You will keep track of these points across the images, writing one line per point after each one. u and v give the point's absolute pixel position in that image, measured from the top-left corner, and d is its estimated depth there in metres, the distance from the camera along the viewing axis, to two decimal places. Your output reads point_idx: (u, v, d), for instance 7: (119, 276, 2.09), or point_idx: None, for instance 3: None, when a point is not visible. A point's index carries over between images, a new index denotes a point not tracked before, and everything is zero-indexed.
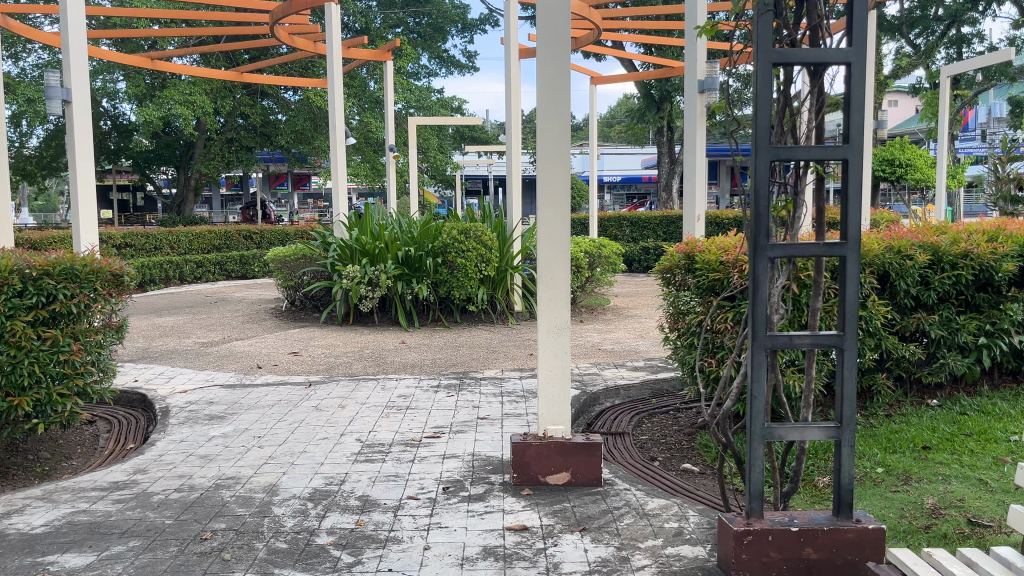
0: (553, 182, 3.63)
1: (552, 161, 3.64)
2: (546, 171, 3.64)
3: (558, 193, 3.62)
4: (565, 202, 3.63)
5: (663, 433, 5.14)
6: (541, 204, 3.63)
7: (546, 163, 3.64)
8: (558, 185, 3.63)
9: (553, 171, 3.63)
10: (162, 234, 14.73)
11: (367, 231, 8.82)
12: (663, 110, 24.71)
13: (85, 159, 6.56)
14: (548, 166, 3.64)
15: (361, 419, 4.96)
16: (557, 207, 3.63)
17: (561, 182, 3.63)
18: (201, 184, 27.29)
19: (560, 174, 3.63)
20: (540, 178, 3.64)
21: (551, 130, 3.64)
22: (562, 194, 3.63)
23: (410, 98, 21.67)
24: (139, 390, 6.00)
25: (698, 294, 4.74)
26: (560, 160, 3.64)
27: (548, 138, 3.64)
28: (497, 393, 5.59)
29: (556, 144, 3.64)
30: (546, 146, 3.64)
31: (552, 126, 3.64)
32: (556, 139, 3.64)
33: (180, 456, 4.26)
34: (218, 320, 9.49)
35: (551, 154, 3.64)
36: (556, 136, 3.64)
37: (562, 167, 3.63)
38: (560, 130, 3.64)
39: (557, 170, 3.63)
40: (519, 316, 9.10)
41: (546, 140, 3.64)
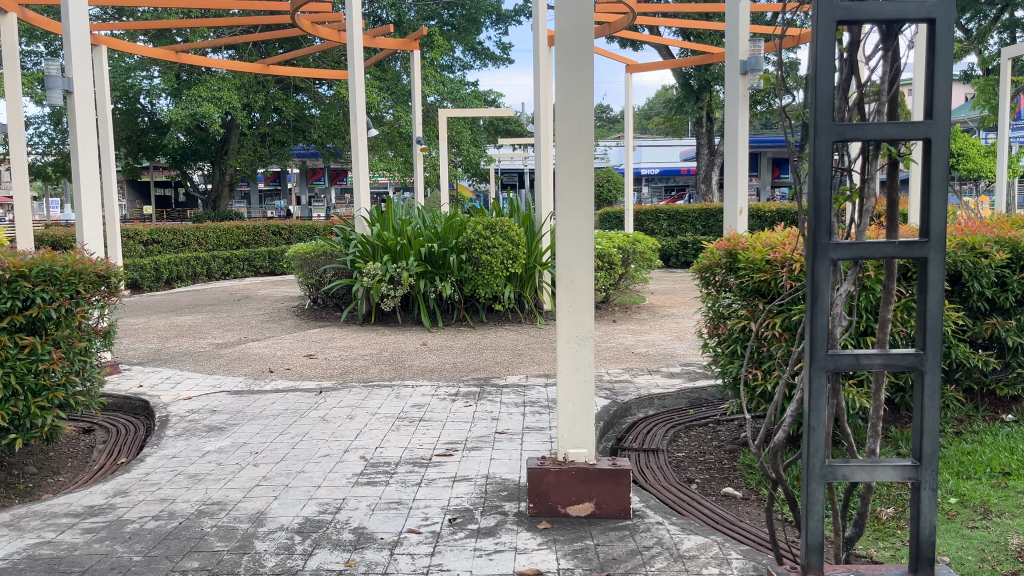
0: (573, 173, 3.20)
1: (572, 149, 3.20)
2: (564, 161, 3.20)
3: (580, 185, 3.19)
4: (587, 195, 3.19)
5: (701, 450, 4.65)
6: (559, 197, 3.20)
7: (566, 152, 3.20)
8: (580, 178, 3.20)
9: (572, 163, 3.20)
10: (190, 230, 14.55)
11: (389, 227, 8.43)
12: (702, 100, 23.99)
13: (87, 152, 6.15)
14: (567, 155, 3.20)
15: (369, 432, 4.55)
16: (578, 201, 3.20)
17: (584, 174, 3.20)
18: (236, 179, 27.26)
19: (581, 165, 3.19)
20: (558, 168, 3.21)
21: (571, 115, 3.20)
22: (584, 188, 3.20)
23: (443, 91, 21.25)
24: (142, 396, 5.67)
25: (740, 296, 4.26)
26: (582, 148, 3.19)
27: (568, 125, 3.20)
28: (520, 403, 5.13)
29: (576, 131, 3.20)
30: (565, 134, 3.20)
31: (572, 111, 3.20)
32: (576, 125, 3.20)
33: (167, 476, 3.89)
34: (238, 318, 9.20)
35: (570, 142, 3.20)
36: (577, 122, 3.20)
37: (583, 157, 3.20)
38: (583, 115, 3.19)
39: (578, 160, 3.20)
40: (548, 316, 8.65)
41: (565, 127, 3.20)
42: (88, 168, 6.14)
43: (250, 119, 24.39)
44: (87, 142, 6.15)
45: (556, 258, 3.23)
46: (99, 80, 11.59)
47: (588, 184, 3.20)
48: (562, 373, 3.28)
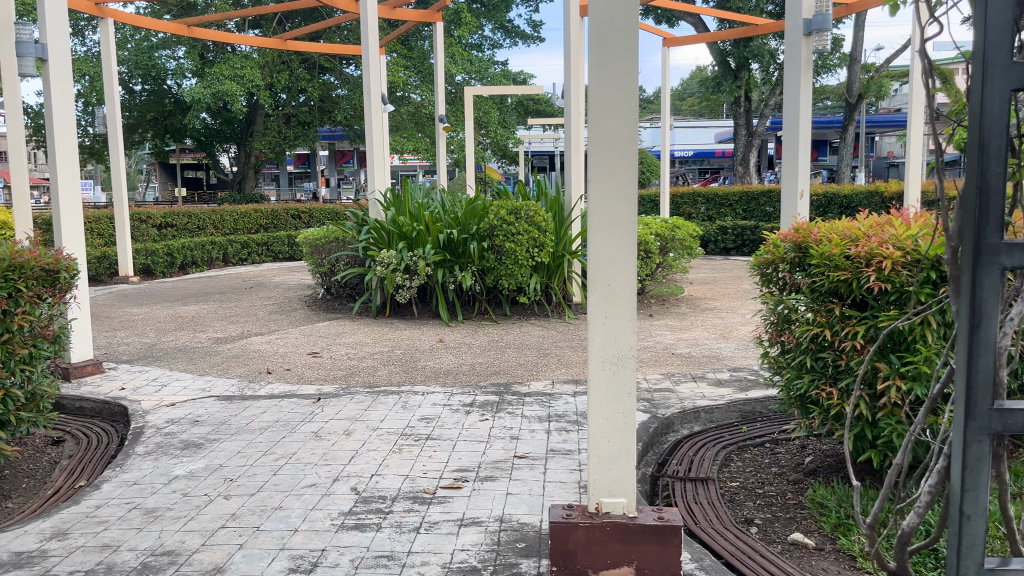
0: (612, 150, 2.50)
1: (608, 119, 2.50)
2: (599, 134, 2.51)
3: (621, 166, 2.50)
4: (631, 180, 2.49)
5: (760, 479, 3.90)
6: (594, 175, 2.51)
7: (602, 122, 2.50)
8: (620, 160, 2.50)
9: (610, 139, 2.50)
10: (206, 214, 14.00)
11: (406, 211, 7.76)
12: (741, 79, 22.92)
13: (65, 132, 5.53)
14: (604, 127, 2.50)
15: (367, 454, 3.87)
16: (617, 189, 2.50)
17: (625, 153, 2.50)
18: (262, 161, 26.77)
19: (624, 139, 2.50)
20: (591, 143, 2.52)
21: (609, 78, 2.49)
22: (626, 171, 2.50)
23: (471, 69, 20.45)
24: (121, 402, 5.08)
25: (810, 298, 3.52)
26: (624, 118, 2.50)
27: (605, 88, 2.49)
28: (544, 417, 4.44)
29: (614, 97, 2.50)
30: (601, 102, 2.50)
31: (611, 68, 2.49)
32: (615, 91, 2.49)
33: (119, 511, 3.26)
34: (245, 309, 8.60)
35: (606, 110, 2.50)
36: (616, 87, 2.49)
37: (624, 130, 2.50)
38: (627, 75, 2.49)
39: (618, 134, 2.50)
40: (578, 309, 7.89)
41: (601, 93, 2.50)
42: (66, 151, 5.53)
43: (276, 99, 23.81)
44: (64, 119, 5.53)
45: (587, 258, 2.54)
46: (107, 56, 11.01)
47: (631, 165, 2.50)
48: (594, 404, 2.59)
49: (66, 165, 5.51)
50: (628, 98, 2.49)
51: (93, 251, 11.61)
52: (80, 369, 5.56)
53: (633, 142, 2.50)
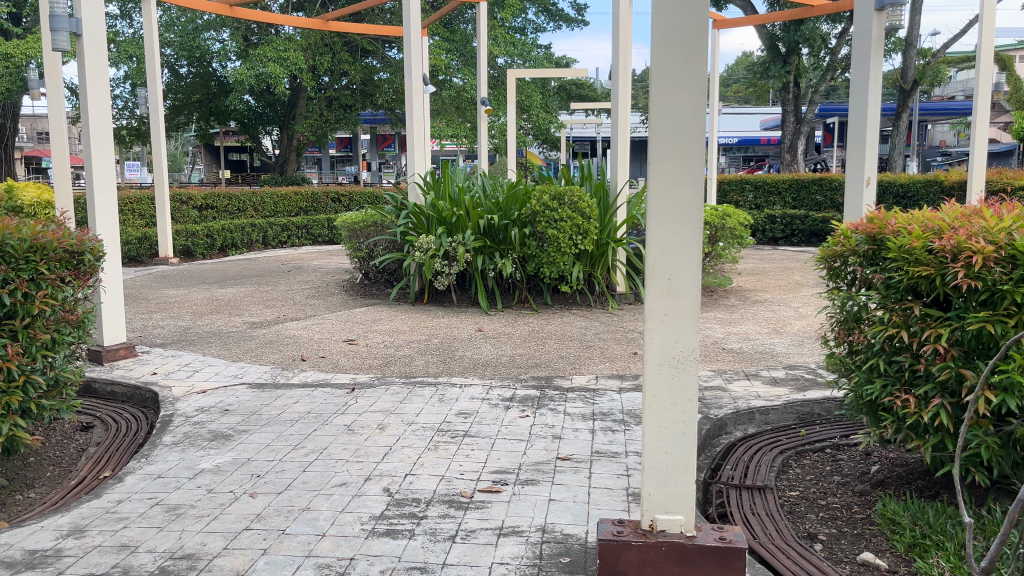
0: (675, 130, 2.25)
1: (671, 98, 2.26)
2: (661, 111, 2.27)
3: (685, 148, 2.25)
4: (697, 164, 2.25)
5: (823, 488, 3.61)
6: (654, 157, 2.27)
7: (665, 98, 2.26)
8: (685, 142, 2.25)
9: (674, 118, 2.26)
10: (246, 196, 13.95)
11: (445, 195, 7.53)
12: (790, 63, 22.26)
13: (99, 110, 5.39)
14: (668, 105, 2.26)
15: (401, 452, 3.66)
16: (679, 174, 2.26)
17: (691, 134, 2.26)
18: (304, 144, 26.80)
19: (689, 118, 2.25)
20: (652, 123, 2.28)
21: (674, 51, 2.24)
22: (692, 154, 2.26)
23: (513, 52, 20.12)
24: (152, 388, 4.95)
25: (883, 296, 3.22)
26: (691, 95, 2.24)
27: (667, 64, 2.25)
28: (588, 416, 4.18)
29: (679, 71, 2.25)
30: (665, 76, 2.26)
31: (675, 41, 2.25)
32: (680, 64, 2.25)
33: (141, 508, 3.10)
34: (282, 293, 8.48)
35: (669, 85, 2.25)
36: (681, 60, 2.24)
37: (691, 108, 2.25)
38: (694, 48, 2.24)
39: (681, 114, 2.26)
40: (622, 299, 7.61)
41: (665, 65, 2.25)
42: (100, 130, 5.40)
43: (318, 82, 23.78)
44: (98, 97, 5.38)
45: (646, 250, 2.29)
46: (149, 37, 10.94)
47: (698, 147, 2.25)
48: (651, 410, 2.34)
49: (99, 144, 5.39)
50: (695, 72, 2.24)
51: (134, 231, 11.62)
52: (113, 353, 5.45)
53: (698, 123, 2.25)
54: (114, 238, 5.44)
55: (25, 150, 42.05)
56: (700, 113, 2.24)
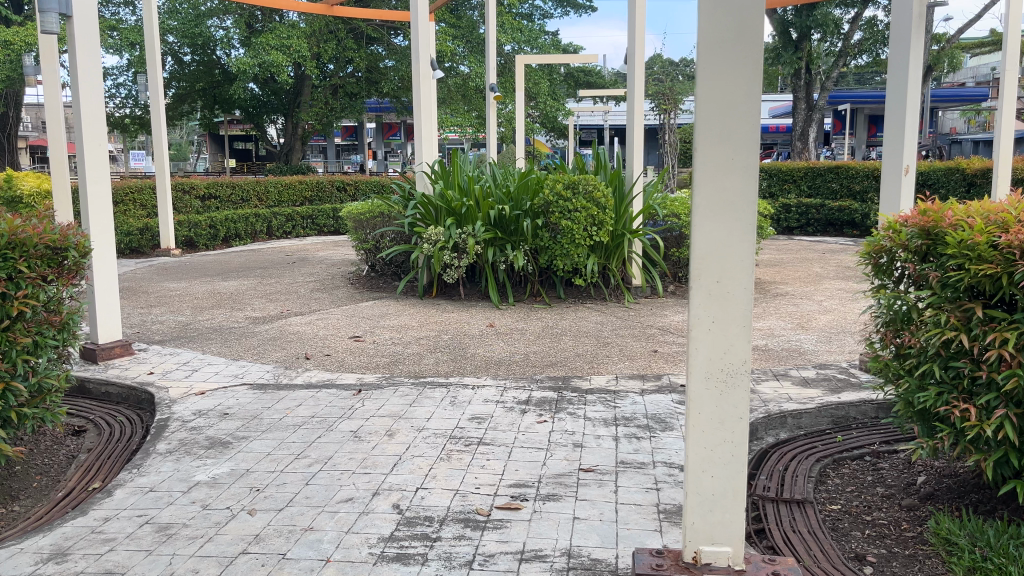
0: (726, 116, 2.00)
1: (722, 81, 1.99)
2: (710, 92, 2.01)
3: (737, 136, 2.00)
4: (750, 154, 1.99)
5: (866, 502, 3.34)
6: (702, 147, 2.01)
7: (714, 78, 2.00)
8: (737, 127, 1.99)
9: (726, 100, 2.00)
10: (250, 186, 13.67)
11: (454, 185, 7.27)
12: (802, 50, 21.84)
13: (91, 95, 5.12)
14: (718, 84, 2.00)
15: (411, 462, 3.40)
16: (730, 163, 2.00)
17: (745, 119, 2.00)
18: (309, 133, 26.54)
19: (741, 102, 1.99)
20: (699, 104, 2.02)
21: (724, 23, 1.98)
22: (745, 142, 2.01)
23: (520, 39, 19.77)
24: (149, 388, 4.71)
25: (939, 295, 2.95)
26: (743, 76, 1.98)
27: (718, 41, 1.99)
28: (610, 421, 3.92)
29: (730, 47, 1.99)
30: (714, 51, 1.99)
31: (726, 16, 1.98)
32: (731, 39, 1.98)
33: (130, 527, 2.85)
34: (286, 285, 8.23)
35: (720, 62, 1.99)
36: (733, 34, 1.98)
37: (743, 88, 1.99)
38: (749, 24, 1.97)
39: (733, 98, 1.99)
40: (637, 292, 7.33)
41: (714, 39, 1.99)
42: (92, 116, 5.13)
43: (323, 70, 23.49)
44: (90, 81, 5.11)
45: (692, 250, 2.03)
46: (149, 23, 10.66)
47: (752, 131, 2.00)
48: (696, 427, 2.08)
49: (91, 131, 5.13)
50: (749, 48, 1.97)
51: (135, 222, 11.38)
52: (108, 351, 5.21)
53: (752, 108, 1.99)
54: (108, 228, 5.20)
55: (30, 138, 41.92)
56: (754, 95, 1.98)
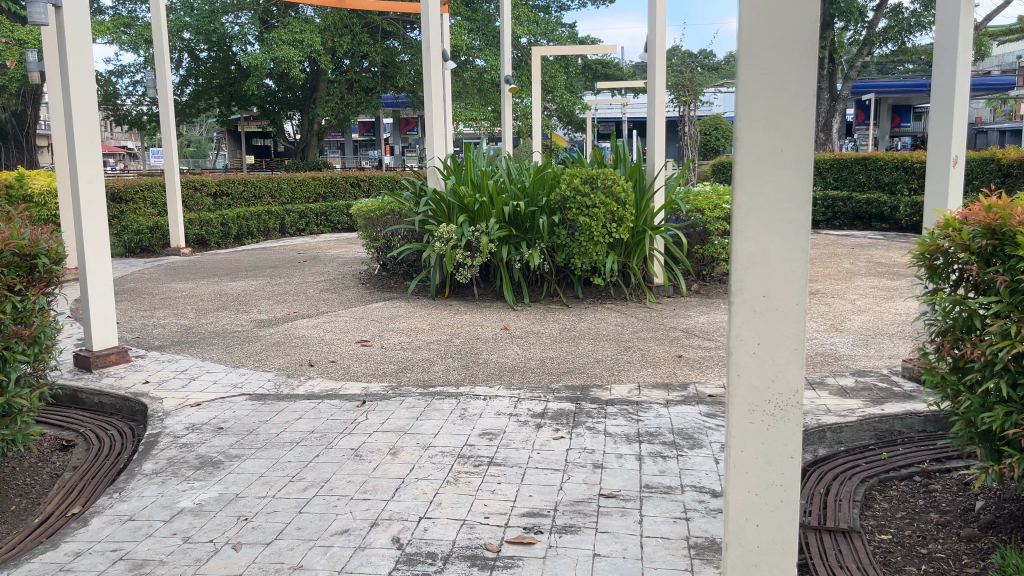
0: (775, 106, 1.74)
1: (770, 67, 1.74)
2: (755, 80, 1.75)
3: (788, 129, 1.74)
4: (803, 150, 1.74)
5: (920, 531, 3.00)
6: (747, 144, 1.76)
7: (758, 64, 1.74)
8: (786, 116, 1.74)
9: (774, 89, 1.74)
10: (263, 182, 13.42)
11: (467, 180, 6.97)
12: (825, 39, 21.30)
13: (83, 89, 4.81)
14: (766, 69, 1.74)
15: (415, 486, 3.10)
16: (780, 161, 1.75)
17: (797, 107, 1.74)
18: (325, 128, 26.37)
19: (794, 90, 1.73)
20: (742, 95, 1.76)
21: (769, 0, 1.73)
22: (798, 135, 1.75)
23: (536, 31, 19.45)
24: (142, 399, 4.44)
25: (1007, 304, 2.60)
26: (794, 62, 1.73)
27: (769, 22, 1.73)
28: (633, 438, 3.60)
29: (775, 24, 1.73)
30: (756, 31, 1.74)
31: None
32: (779, 17, 1.73)
33: (100, 564, 2.57)
34: (295, 286, 7.97)
35: (766, 43, 1.74)
36: (780, 10, 1.73)
37: (793, 74, 1.74)
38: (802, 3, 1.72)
39: (783, 86, 1.74)
40: (659, 292, 6.99)
41: (758, 18, 1.74)
42: (85, 112, 4.83)
43: (338, 65, 23.28)
44: (81, 74, 4.80)
45: (737, 264, 1.78)
46: (156, 17, 10.42)
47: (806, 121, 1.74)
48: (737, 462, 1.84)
49: (84, 126, 4.82)
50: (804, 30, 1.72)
51: (145, 221, 11.18)
52: (102, 359, 4.95)
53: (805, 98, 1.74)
54: (102, 229, 4.92)
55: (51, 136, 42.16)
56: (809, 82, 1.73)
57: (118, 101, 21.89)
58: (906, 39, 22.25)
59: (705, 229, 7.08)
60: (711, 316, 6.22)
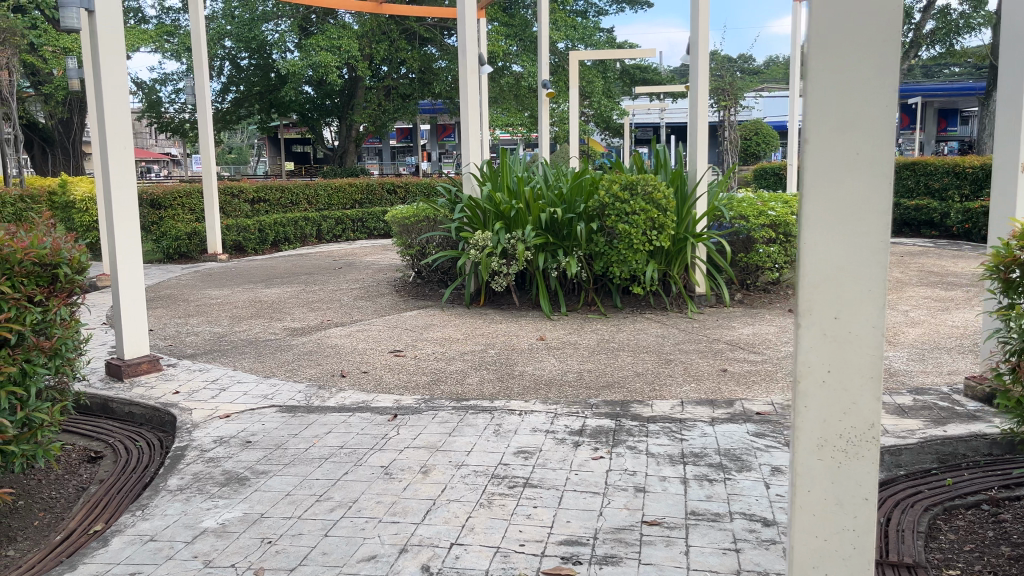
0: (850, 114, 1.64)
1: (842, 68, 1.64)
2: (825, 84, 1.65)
3: (864, 136, 1.64)
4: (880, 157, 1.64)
5: (992, 565, 2.75)
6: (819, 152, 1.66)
7: (831, 64, 1.64)
8: (861, 122, 1.64)
9: (845, 92, 1.64)
10: (300, 188, 13.42)
11: (503, 187, 6.84)
12: None
13: (116, 95, 4.76)
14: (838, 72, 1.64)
15: (446, 508, 2.95)
16: (856, 170, 1.65)
17: (872, 112, 1.64)
18: (362, 135, 26.52)
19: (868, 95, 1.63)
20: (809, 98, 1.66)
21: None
22: (874, 141, 1.65)
23: (573, 36, 19.29)
24: (171, 410, 4.36)
25: None
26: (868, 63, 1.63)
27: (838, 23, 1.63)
28: (677, 459, 3.41)
29: (849, 24, 1.63)
30: (829, 30, 1.64)
31: None
32: (852, 16, 1.63)
33: None
34: (329, 293, 7.90)
35: (839, 43, 1.64)
36: (854, 8, 1.62)
37: (868, 76, 1.63)
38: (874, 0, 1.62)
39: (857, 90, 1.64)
40: (701, 301, 6.77)
41: (828, 18, 1.64)
42: (118, 118, 4.78)
43: (376, 72, 23.38)
44: (114, 80, 4.75)
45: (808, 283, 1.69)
46: (195, 24, 10.47)
47: (883, 126, 1.64)
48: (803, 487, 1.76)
49: (117, 132, 4.77)
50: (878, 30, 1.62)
51: (183, 226, 11.24)
52: (134, 367, 4.89)
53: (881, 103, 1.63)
54: (134, 236, 4.87)
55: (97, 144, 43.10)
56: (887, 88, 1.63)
57: (161, 108, 22.23)
58: (955, 42, 21.66)
59: (749, 236, 6.84)
60: (756, 328, 5.98)
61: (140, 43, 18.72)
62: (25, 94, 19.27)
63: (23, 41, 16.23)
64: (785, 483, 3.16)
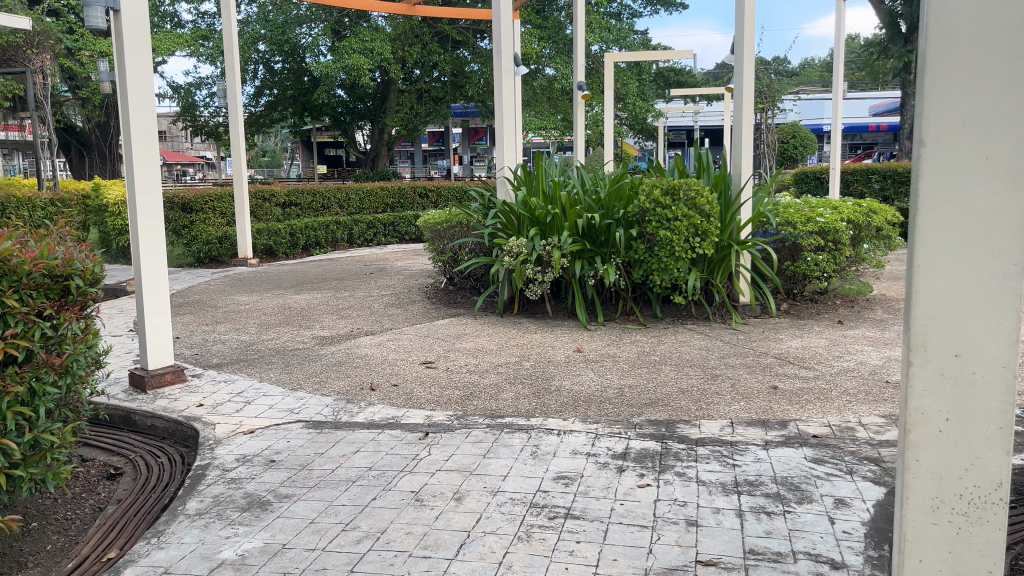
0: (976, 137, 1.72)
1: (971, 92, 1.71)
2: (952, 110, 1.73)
3: (992, 159, 1.71)
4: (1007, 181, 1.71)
5: None
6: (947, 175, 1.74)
7: (960, 90, 1.72)
8: (989, 146, 1.71)
9: (974, 117, 1.71)
10: (331, 193, 13.29)
11: (538, 192, 6.62)
12: (913, 42, 20.12)
13: (142, 97, 4.61)
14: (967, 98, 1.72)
15: (481, 542, 2.72)
16: (983, 196, 1.72)
17: (1000, 136, 1.70)
18: (394, 138, 26.48)
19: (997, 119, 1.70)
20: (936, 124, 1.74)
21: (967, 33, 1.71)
22: (1003, 165, 1.71)
23: (608, 38, 19.03)
24: (194, 425, 4.19)
25: None
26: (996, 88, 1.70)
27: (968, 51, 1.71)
28: (731, 489, 3.15)
29: (977, 51, 1.71)
30: (955, 62, 1.72)
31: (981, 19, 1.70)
32: (979, 46, 1.71)
33: None
34: (360, 299, 7.73)
35: (967, 70, 1.71)
36: (983, 36, 1.70)
37: (996, 101, 1.70)
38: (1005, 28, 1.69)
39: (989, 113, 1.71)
40: (745, 311, 6.47)
41: (954, 48, 1.72)
42: (143, 120, 4.63)
43: (408, 75, 23.31)
44: (140, 81, 4.61)
45: (929, 309, 1.77)
46: (226, 27, 10.39)
47: (1011, 149, 1.70)
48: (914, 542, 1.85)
49: (142, 136, 4.63)
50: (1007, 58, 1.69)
51: (214, 230, 11.17)
52: (157, 378, 4.73)
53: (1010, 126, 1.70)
54: (159, 241, 4.73)
55: None
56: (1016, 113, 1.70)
57: (196, 112, 22.34)
58: None
59: (796, 243, 6.52)
60: (805, 341, 5.66)
61: (175, 47, 18.80)
62: (63, 97, 19.46)
63: (60, 45, 16.37)
64: (851, 518, 2.89)
